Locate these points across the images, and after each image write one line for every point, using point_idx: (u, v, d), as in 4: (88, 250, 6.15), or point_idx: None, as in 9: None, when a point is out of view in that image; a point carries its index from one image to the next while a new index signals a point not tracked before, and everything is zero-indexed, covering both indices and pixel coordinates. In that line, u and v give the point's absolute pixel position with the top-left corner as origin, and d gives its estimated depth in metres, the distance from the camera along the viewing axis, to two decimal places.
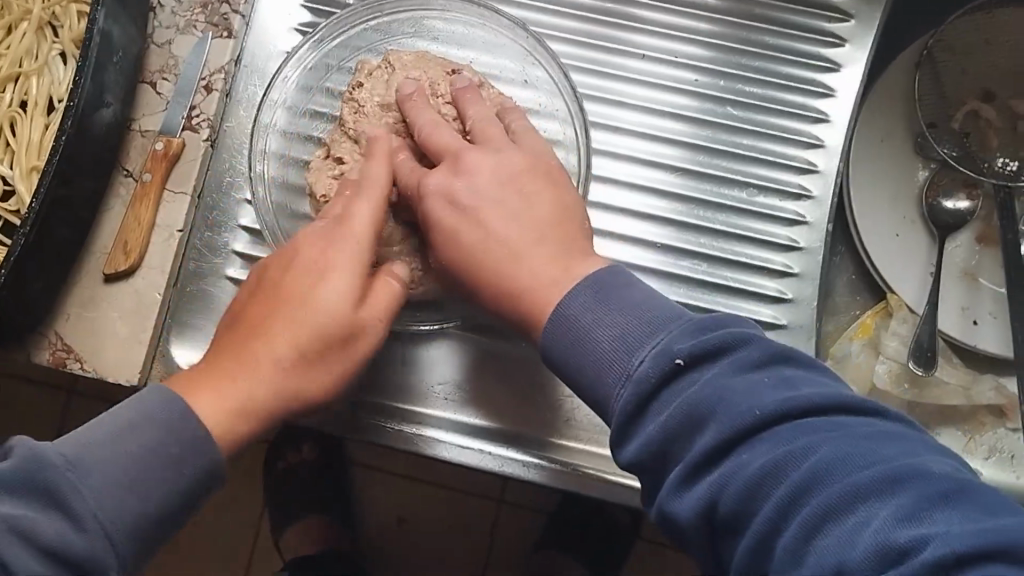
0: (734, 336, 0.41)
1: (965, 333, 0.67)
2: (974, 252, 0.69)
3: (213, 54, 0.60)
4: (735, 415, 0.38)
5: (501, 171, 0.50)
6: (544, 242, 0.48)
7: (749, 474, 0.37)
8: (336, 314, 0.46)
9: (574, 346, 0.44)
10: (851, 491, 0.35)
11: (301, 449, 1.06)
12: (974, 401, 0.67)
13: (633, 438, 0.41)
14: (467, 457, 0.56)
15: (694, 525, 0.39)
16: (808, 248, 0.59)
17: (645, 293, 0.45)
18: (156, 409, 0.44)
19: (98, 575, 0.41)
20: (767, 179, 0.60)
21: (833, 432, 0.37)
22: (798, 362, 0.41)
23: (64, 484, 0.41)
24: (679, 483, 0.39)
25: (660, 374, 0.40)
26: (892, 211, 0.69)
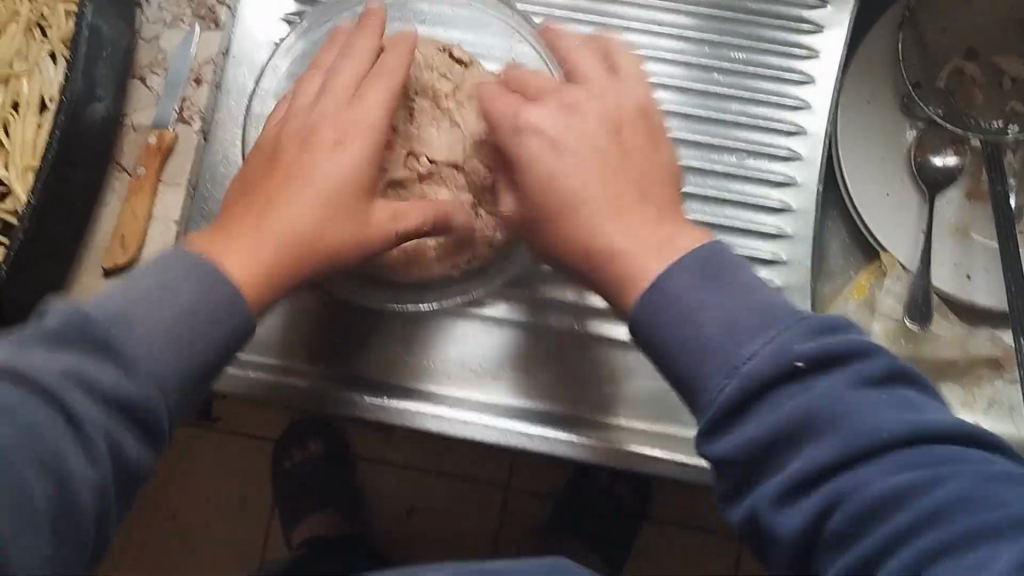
0: (856, 345, 0.41)
1: (960, 289, 0.68)
2: (964, 209, 0.69)
3: (201, 46, 0.61)
4: (864, 433, 0.39)
5: (588, 126, 0.49)
6: (637, 209, 0.47)
7: (871, 493, 0.38)
8: (341, 177, 0.46)
9: (671, 332, 0.44)
10: (975, 530, 0.37)
11: (306, 445, 1.08)
12: (970, 354, 0.67)
13: (736, 431, 0.41)
14: (471, 433, 0.56)
15: (796, 537, 0.40)
16: (800, 210, 0.60)
17: (750, 283, 0.45)
18: (178, 265, 0.44)
19: (150, 415, 0.41)
20: (757, 143, 0.60)
21: (953, 467, 0.38)
22: (910, 378, 0.42)
23: (114, 336, 0.40)
24: (782, 496, 0.40)
25: (778, 373, 0.40)
26: (881, 171, 0.70)
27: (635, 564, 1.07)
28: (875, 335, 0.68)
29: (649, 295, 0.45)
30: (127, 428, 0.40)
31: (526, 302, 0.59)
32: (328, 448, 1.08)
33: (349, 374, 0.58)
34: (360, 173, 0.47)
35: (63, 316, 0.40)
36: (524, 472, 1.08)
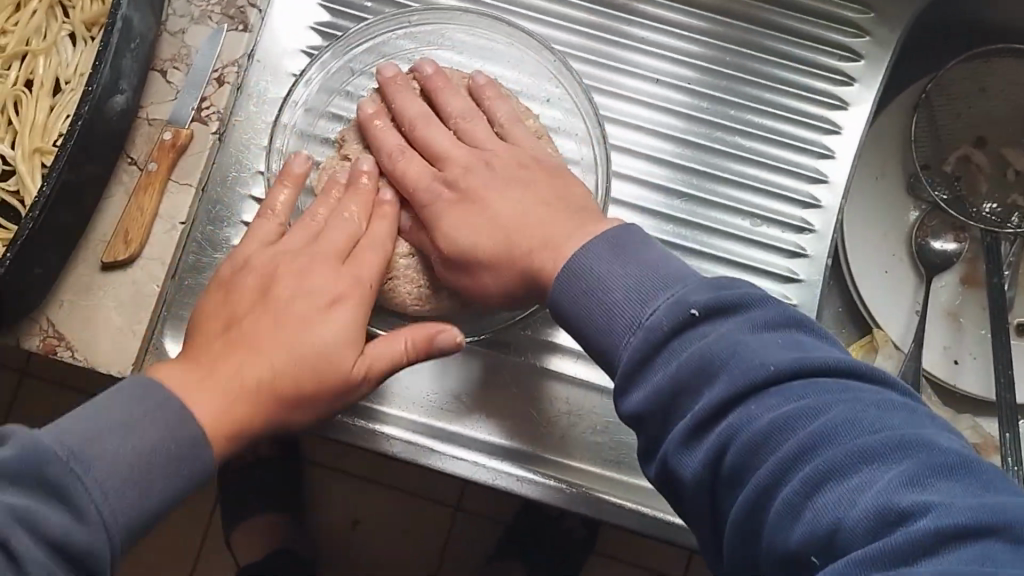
0: (750, 296, 0.40)
1: (947, 372, 0.68)
2: (957, 293, 0.70)
3: (227, 47, 0.60)
4: (749, 367, 0.37)
5: (499, 152, 0.51)
6: (555, 207, 0.48)
7: (759, 426, 0.36)
8: (333, 338, 0.46)
9: (587, 296, 0.42)
10: (857, 448, 0.33)
11: (257, 448, 1.06)
12: None
13: (639, 388, 0.40)
14: (460, 468, 0.55)
15: (698, 478, 0.38)
16: (807, 281, 0.60)
17: (664, 254, 0.43)
18: (146, 401, 0.42)
19: (97, 562, 0.39)
20: (769, 210, 0.61)
21: (845, 394, 0.36)
22: (812, 329, 0.40)
23: (67, 481, 0.39)
24: (686, 438, 0.38)
25: (673, 328, 0.39)
26: (882, 250, 0.70)
27: None
28: None
29: (567, 262, 0.44)
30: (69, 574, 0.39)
31: (517, 339, 0.58)
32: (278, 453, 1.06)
33: None
34: (356, 320, 0.47)
35: (17, 451, 0.39)
36: (475, 495, 1.08)
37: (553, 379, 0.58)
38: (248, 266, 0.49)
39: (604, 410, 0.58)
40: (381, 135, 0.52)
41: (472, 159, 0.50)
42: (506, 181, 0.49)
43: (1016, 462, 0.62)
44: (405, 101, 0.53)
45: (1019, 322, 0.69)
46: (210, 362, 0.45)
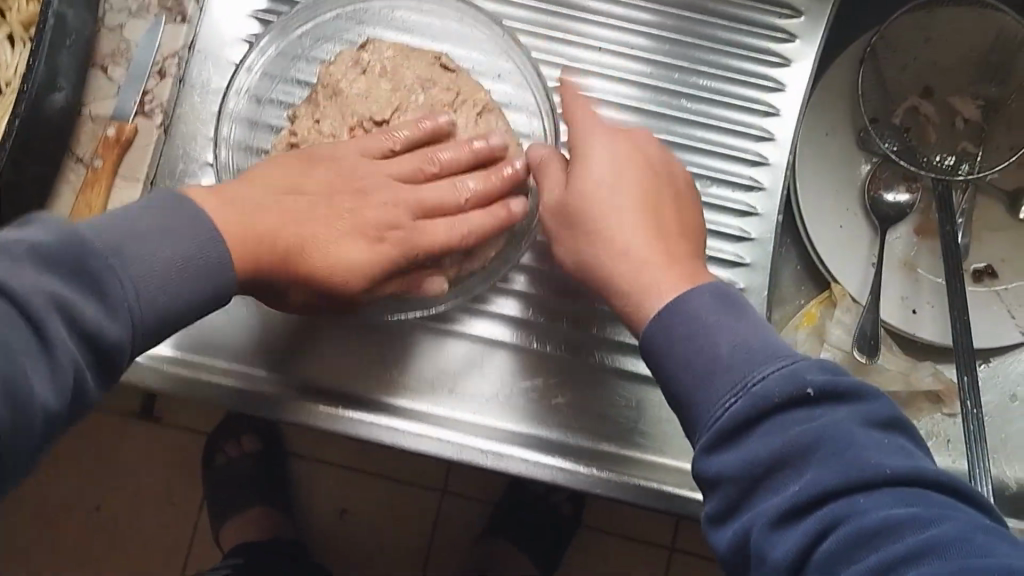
0: (867, 391, 0.43)
1: (905, 322, 0.69)
2: (912, 244, 0.71)
3: (166, 39, 0.59)
4: (863, 465, 0.39)
5: (636, 178, 0.52)
6: (669, 242, 0.51)
7: (865, 521, 0.38)
8: (352, 266, 0.48)
9: (686, 347, 0.45)
10: (932, 544, 0.36)
11: (240, 441, 1.08)
12: (914, 388, 0.69)
13: (731, 452, 0.42)
14: (426, 445, 0.56)
15: (783, 566, 0.39)
16: (758, 240, 0.61)
17: (766, 326, 0.46)
18: (172, 215, 0.43)
19: (116, 357, 0.41)
20: (719, 171, 0.61)
21: (950, 513, 0.38)
22: (911, 437, 0.43)
23: (99, 269, 0.39)
24: (776, 521, 0.40)
25: (787, 399, 0.41)
26: (835, 204, 0.70)
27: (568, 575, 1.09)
28: None
29: (672, 314, 0.46)
30: (90, 364, 0.40)
31: (491, 319, 0.60)
32: (263, 447, 1.08)
33: (308, 382, 0.58)
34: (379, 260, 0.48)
35: (56, 235, 0.39)
36: (460, 477, 1.08)
37: (519, 354, 0.60)
38: (346, 167, 0.50)
39: (559, 381, 0.60)
40: (549, 176, 0.53)
41: (614, 184, 0.51)
42: (640, 212, 0.51)
43: (975, 406, 0.63)
44: (569, 111, 0.54)
45: (976, 268, 0.70)
46: (284, 212, 0.47)
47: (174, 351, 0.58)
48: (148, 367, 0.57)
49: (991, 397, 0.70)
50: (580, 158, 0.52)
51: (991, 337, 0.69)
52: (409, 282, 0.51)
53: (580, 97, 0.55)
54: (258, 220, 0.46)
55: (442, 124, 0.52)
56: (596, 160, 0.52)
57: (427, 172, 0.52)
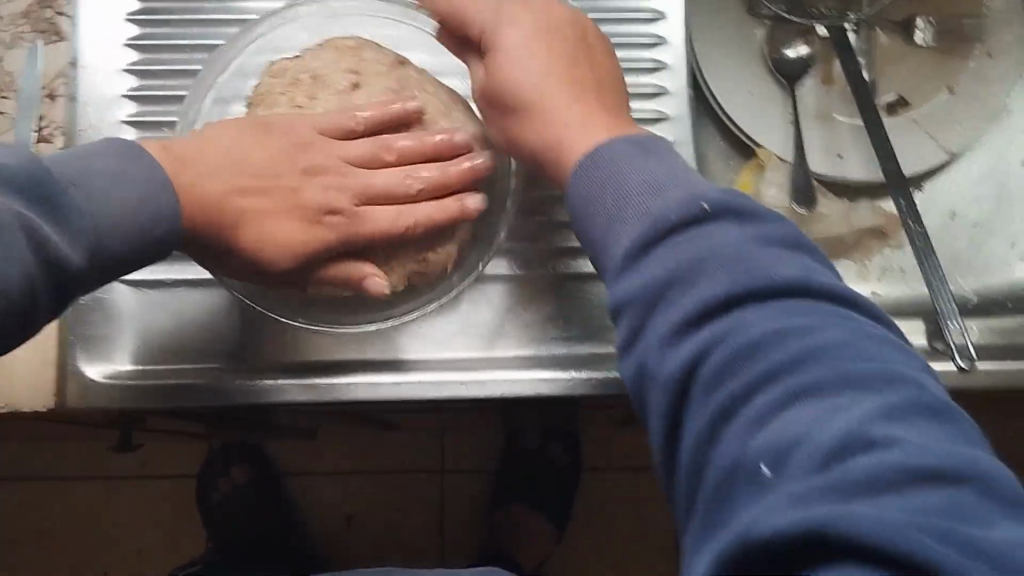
0: (765, 213, 0.42)
1: (834, 168, 0.71)
2: (823, 93, 0.72)
3: (48, 61, 0.59)
4: (688, 203, 0.41)
5: (535, 40, 0.53)
6: (569, 87, 0.52)
7: (750, 334, 0.37)
8: (285, 232, 0.53)
9: (591, 194, 0.46)
10: (840, 376, 0.35)
11: (231, 475, 1.06)
12: (856, 228, 0.70)
13: (637, 273, 0.42)
14: (406, 391, 0.58)
15: (635, 303, 0.41)
16: (676, 116, 0.62)
17: (679, 164, 0.46)
18: (135, 163, 0.49)
19: (76, 283, 0.47)
20: (620, 60, 0.63)
21: (838, 323, 0.38)
22: (814, 254, 0.42)
23: (66, 198, 0.46)
24: (624, 266, 0.42)
25: (688, 218, 0.41)
26: (740, 73, 0.71)
27: (586, 515, 1.10)
28: None
29: (589, 160, 0.48)
30: (56, 287, 0.46)
31: None
32: (254, 472, 1.07)
33: (276, 363, 0.58)
34: (310, 236, 0.53)
35: (28, 167, 0.45)
36: (454, 452, 1.09)
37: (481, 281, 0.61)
38: (305, 146, 0.55)
39: (523, 294, 0.61)
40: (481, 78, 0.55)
41: (518, 52, 0.53)
42: (552, 80, 0.52)
43: (916, 224, 0.64)
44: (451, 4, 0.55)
45: (888, 102, 0.72)
46: (234, 180, 0.53)
47: (134, 364, 0.58)
48: (114, 388, 0.57)
49: (934, 221, 0.72)
50: (495, 45, 0.54)
51: (920, 161, 0.71)
52: (346, 276, 0.53)
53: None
54: (206, 186, 0.52)
55: (411, 110, 0.54)
56: (500, 46, 0.53)
57: (383, 159, 0.55)
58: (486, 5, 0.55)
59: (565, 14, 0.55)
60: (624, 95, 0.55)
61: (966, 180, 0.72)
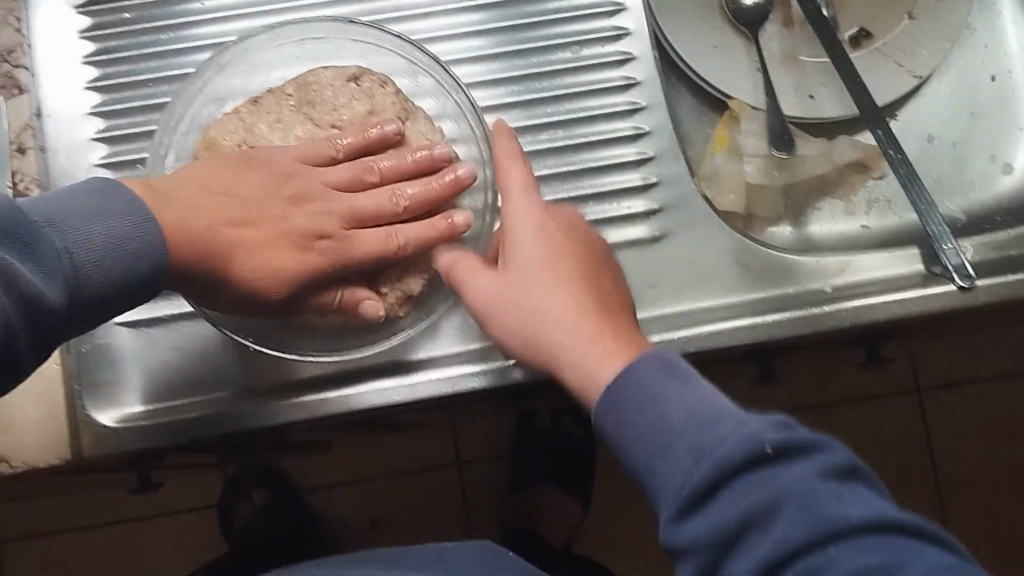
0: (812, 441, 0.42)
1: (808, 110, 0.71)
2: (786, 37, 0.72)
3: (11, 115, 0.58)
4: (717, 441, 0.42)
5: (552, 258, 0.53)
6: (608, 325, 0.51)
7: (789, 545, 0.39)
8: (285, 259, 0.54)
9: (635, 420, 0.46)
10: (884, 574, 0.37)
11: (250, 496, 1.07)
12: (837, 162, 0.70)
13: (698, 520, 0.41)
14: (419, 391, 0.57)
15: (696, 552, 0.41)
16: (645, 80, 0.64)
17: (711, 391, 0.46)
18: (98, 194, 0.47)
19: (48, 325, 0.43)
20: (582, 32, 0.65)
21: (890, 540, 0.38)
22: (866, 476, 0.42)
23: (36, 233, 0.43)
24: (678, 513, 0.42)
25: (750, 460, 0.41)
26: (702, 28, 0.71)
27: (610, 487, 1.11)
28: (753, 177, 0.70)
29: (620, 385, 0.47)
30: (29, 328, 0.42)
31: None
32: (273, 492, 1.07)
33: (285, 383, 0.58)
34: (300, 266, 0.54)
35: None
36: (468, 443, 1.09)
37: None
38: (289, 176, 0.55)
39: None
40: (514, 244, 0.54)
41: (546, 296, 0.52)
42: (560, 287, 0.52)
43: (898, 152, 0.64)
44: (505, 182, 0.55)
45: (851, 35, 0.72)
46: (213, 204, 0.52)
47: (143, 406, 0.58)
48: (125, 428, 0.56)
49: (913, 145, 0.73)
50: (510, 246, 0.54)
51: (889, 91, 0.71)
52: (343, 299, 0.55)
53: (512, 146, 0.56)
54: (192, 221, 0.51)
55: (391, 133, 0.57)
56: (519, 235, 0.54)
57: (365, 180, 0.57)
58: (518, 228, 0.54)
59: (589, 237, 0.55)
60: (629, 307, 0.54)
61: (934, 102, 0.73)
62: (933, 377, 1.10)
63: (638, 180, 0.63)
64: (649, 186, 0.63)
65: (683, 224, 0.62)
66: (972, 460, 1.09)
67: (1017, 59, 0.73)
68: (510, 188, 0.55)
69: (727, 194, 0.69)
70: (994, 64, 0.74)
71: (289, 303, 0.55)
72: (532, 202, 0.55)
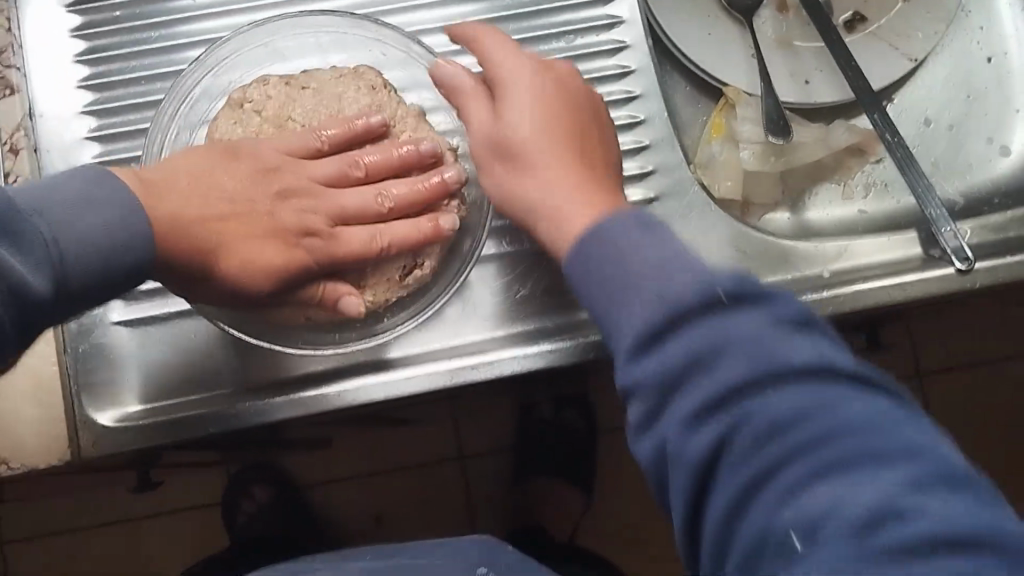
0: (772, 289, 0.39)
1: (804, 94, 0.70)
2: (781, 22, 0.72)
3: (3, 115, 0.58)
4: (679, 269, 0.40)
5: (545, 115, 0.52)
6: (579, 164, 0.51)
7: (768, 420, 0.36)
8: (272, 256, 0.53)
9: (603, 282, 0.43)
10: (866, 454, 0.34)
11: (253, 494, 1.06)
12: (835, 147, 0.70)
13: (648, 359, 0.39)
14: (419, 385, 0.57)
15: (648, 388, 0.39)
16: (640, 69, 0.64)
17: (681, 240, 0.43)
18: (92, 184, 0.46)
19: (33, 316, 0.43)
20: (575, 22, 0.64)
21: (854, 398, 0.36)
22: (829, 329, 0.40)
23: (22, 221, 0.42)
24: (634, 350, 0.39)
25: (704, 304, 0.38)
26: (696, 14, 0.70)
27: (613, 477, 1.10)
28: (750, 164, 0.69)
29: (588, 243, 0.44)
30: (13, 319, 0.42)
31: None
32: (275, 488, 1.07)
33: (284, 379, 0.58)
34: (286, 261, 0.53)
35: None
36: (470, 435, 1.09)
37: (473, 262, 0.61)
38: (276, 171, 0.55)
39: (514, 271, 0.61)
40: (490, 56, 0.54)
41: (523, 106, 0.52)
42: (555, 148, 0.51)
43: (894, 136, 0.63)
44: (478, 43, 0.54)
45: (846, 19, 0.72)
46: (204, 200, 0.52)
47: (142, 406, 0.58)
48: (125, 429, 0.56)
49: (909, 129, 0.72)
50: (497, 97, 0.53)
51: (885, 75, 0.71)
52: (322, 294, 0.54)
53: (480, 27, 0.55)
54: (181, 214, 0.50)
55: (375, 124, 0.56)
56: (509, 92, 0.53)
57: (352, 174, 0.56)
58: (505, 79, 0.53)
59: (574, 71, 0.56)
60: (612, 144, 0.55)
61: (931, 85, 0.73)
62: (934, 360, 1.10)
63: (635, 169, 0.63)
64: (646, 175, 0.62)
65: (681, 212, 0.62)
66: (972, 445, 1.09)
67: (1012, 40, 0.73)
68: (484, 63, 0.54)
69: (724, 180, 0.69)
70: (990, 45, 0.73)
71: (271, 297, 0.54)
72: (523, 56, 0.54)
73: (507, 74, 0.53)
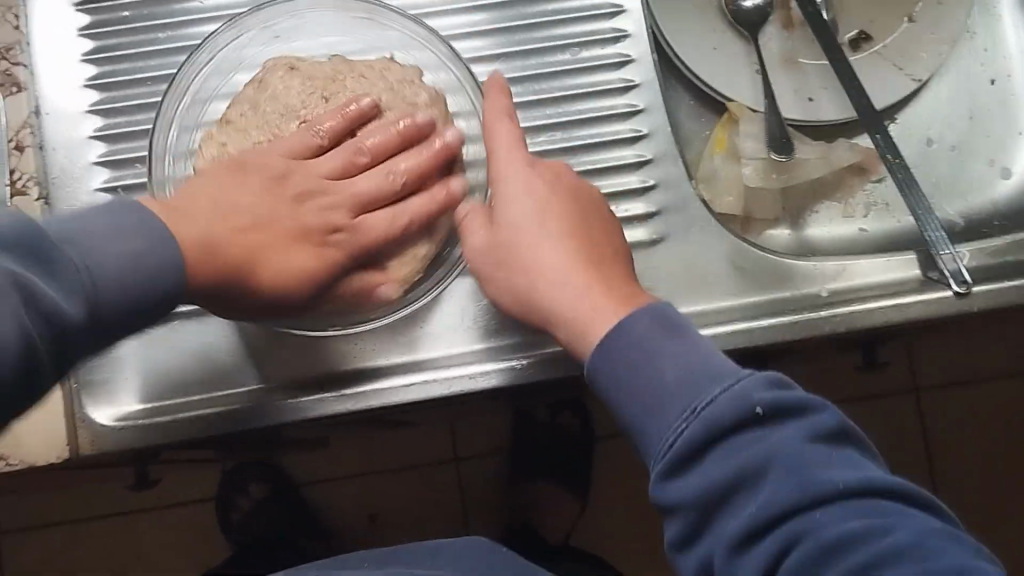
0: (808, 400, 0.44)
1: (806, 112, 0.71)
2: (786, 38, 0.72)
3: (10, 112, 0.59)
4: (714, 406, 0.43)
5: (548, 213, 0.53)
6: (590, 262, 0.52)
7: (826, 538, 0.39)
8: (304, 260, 0.54)
9: (628, 379, 0.46)
10: (905, 560, 0.38)
11: (250, 492, 1.08)
12: (836, 165, 0.70)
13: (684, 479, 0.43)
14: (416, 392, 0.57)
15: (688, 506, 0.43)
16: (644, 83, 0.64)
17: (704, 343, 0.47)
18: (119, 213, 0.47)
19: (66, 345, 0.43)
20: (581, 34, 0.65)
21: (889, 517, 0.40)
22: (854, 439, 0.45)
23: (51, 250, 0.42)
24: (667, 473, 0.43)
25: (738, 420, 0.42)
26: (701, 30, 0.71)
27: (608, 483, 1.11)
28: (751, 180, 0.69)
29: (608, 343, 0.47)
30: (46, 347, 0.41)
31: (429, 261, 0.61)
32: (273, 488, 1.08)
33: (281, 383, 0.59)
34: (318, 263, 0.54)
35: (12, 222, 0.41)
36: (467, 438, 1.09)
37: (472, 272, 0.61)
38: (286, 177, 0.55)
39: None
40: (498, 157, 0.55)
41: (529, 214, 0.53)
42: (562, 260, 0.52)
43: (895, 157, 0.64)
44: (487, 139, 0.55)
45: (851, 38, 0.72)
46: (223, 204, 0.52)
47: (141, 406, 0.58)
48: (123, 428, 0.57)
49: (911, 148, 0.73)
50: (500, 193, 0.54)
51: (888, 95, 0.71)
52: (360, 283, 0.56)
53: (499, 102, 0.56)
54: (207, 232, 0.50)
55: (367, 106, 0.56)
56: (508, 196, 0.54)
57: (359, 160, 0.57)
58: (507, 182, 0.54)
59: (586, 190, 0.56)
60: (618, 235, 0.56)
61: (934, 105, 0.73)
62: (931, 376, 1.10)
63: (637, 182, 0.63)
64: (647, 188, 0.63)
65: (682, 227, 0.62)
66: (967, 461, 1.09)
67: (1014, 63, 0.73)
68: (495, 148, 0.55)
69: (725, 196, 0.69)
70: (992, 66, 0.74)
71: (307, 304, 0.55)
72: (526, 160, 0.55)
73: (508, 173, 0.54)
